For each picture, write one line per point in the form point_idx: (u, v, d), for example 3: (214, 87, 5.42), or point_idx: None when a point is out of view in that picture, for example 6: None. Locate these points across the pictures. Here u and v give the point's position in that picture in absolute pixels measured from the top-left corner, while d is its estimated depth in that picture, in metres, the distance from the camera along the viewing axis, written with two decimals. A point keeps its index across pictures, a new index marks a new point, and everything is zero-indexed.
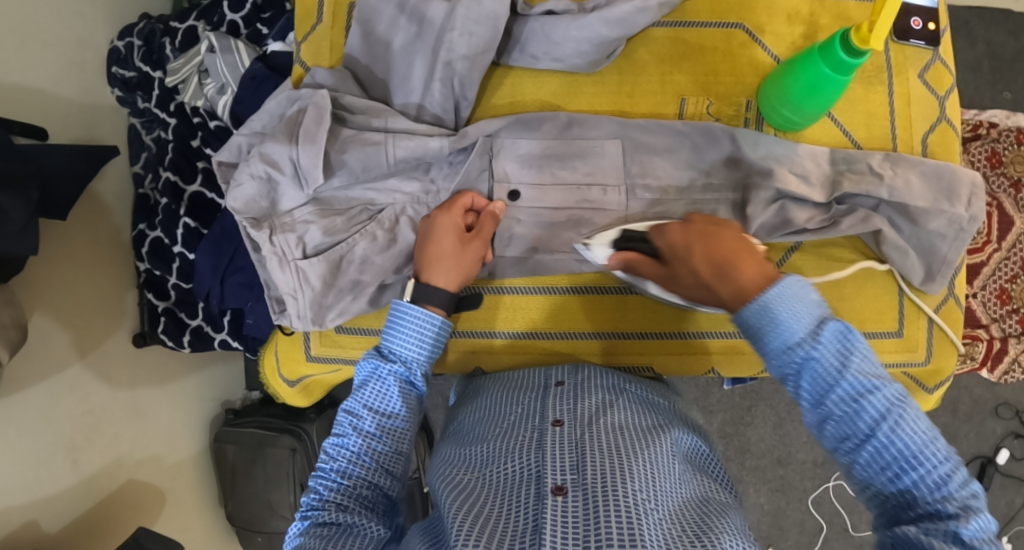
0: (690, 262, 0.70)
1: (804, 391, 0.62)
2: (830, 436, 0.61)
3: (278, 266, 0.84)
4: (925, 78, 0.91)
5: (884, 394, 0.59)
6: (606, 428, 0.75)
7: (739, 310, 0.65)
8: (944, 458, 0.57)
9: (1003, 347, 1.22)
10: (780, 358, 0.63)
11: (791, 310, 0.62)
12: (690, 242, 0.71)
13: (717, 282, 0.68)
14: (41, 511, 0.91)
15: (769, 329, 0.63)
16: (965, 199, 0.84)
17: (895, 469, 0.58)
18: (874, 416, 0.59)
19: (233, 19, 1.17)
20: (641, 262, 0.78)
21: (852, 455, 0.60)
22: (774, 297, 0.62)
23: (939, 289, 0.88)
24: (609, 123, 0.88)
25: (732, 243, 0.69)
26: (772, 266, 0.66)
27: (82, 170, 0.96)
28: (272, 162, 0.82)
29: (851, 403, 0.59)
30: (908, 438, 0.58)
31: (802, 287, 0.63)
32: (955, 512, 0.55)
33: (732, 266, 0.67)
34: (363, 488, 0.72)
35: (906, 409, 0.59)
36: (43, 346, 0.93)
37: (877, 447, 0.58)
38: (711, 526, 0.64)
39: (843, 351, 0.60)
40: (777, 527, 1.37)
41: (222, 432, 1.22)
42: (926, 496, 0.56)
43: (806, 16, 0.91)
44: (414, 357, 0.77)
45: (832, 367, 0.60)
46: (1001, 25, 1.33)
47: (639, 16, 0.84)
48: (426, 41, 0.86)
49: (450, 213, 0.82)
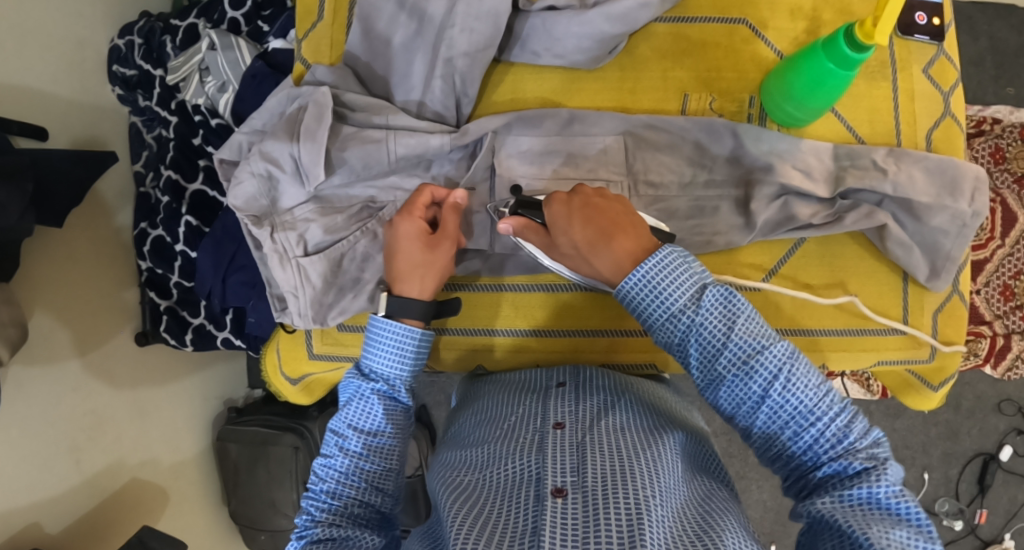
0: (571, 236, 0.70)
1: (692, 357, 0.65)
2: (727, 402, 0.65)
3: (279, 264, 0.83)
4: (929, 74, 0.91)
5: (774, 353, 0.63)
6: (608, 430, 0.74)
7: (618, 284, 0.67)
8: (839, 410, 0.63)
9: (1006, 344, 1.21)
10: (665, 328, 0.66)
11: (670, 282, 0.65)
12: (571, 215, 0.71)
13: (597, 258, 0.69)
14: (43, 513, 0.91)
15: (653, 300, 0.66)
16: (969, 193, 0.84)
17: (793, 427, 0.63)
18: (767, 377, 0.62)
19: (234, 17, 1.17)
20: (530, 229, 0.76)
21: (751, 418, 0.64)
22: (652, 268, 0.65)
23: (945, 285, 0.87)
24: (611, 119, 0.88)
25: (610, 216, 0.70)
26: (646, 237, 0.69)
27: (81, 170, 0.96)
28: (273, 159, 0.82)
29: (741, 366, 0.63)
30: (801, 395, 0.62)
31: (676, 256, 0.66)
32: (859, 467, 0.61)
33: (609, 241, 0.68)
34: (355, 506, 0.72)
35: (797, 366, 0.63)
36: (45, 345, 0.93)
37: (773, 407, 0.63)
38: (712, 526, 0.65)
39: (726, 313, 0.64)
40: (780, 523, 1.37)
41: (225, 430, 1.21)
42: (826, 451, 0.62)
43: (809, 11, 0.91)
44: (396, 375, 0.76)
45: (717, 332, 0.64)
46: (1004, 20, 1.32)
47: (640, 12, 0.83)
48: (426, 38, 0.86)
49: (410, 221, 0.77)
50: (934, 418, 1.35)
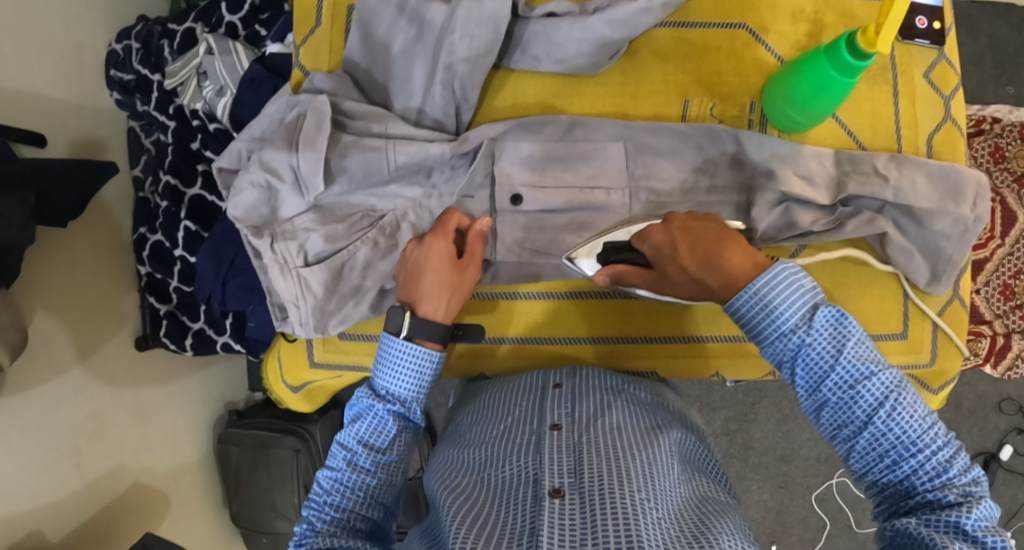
0: (679, 260, 0.70)
1: (800, 379, 0.64)
2: (828, 423, 0.64)
3: (280, 274, 0.83)
4: (929, 78, 0.90)
5: (880, 381, 0.61)
6: (605, 430, 0.75)
7: (730, 300, 0.67)
8: (941, 444, 0.59)
9: (1006, 342, 1.22)
10: (774, 344, 0.65)
11: (783, 299, 0.63)
12: (673, 240, 0.71)
13: (707, 276, 0.69)
14: (44, 520, 0.91)
15: (763, 316, 0.64)
16: (970, 199, 0.83)
17: (892, 456, 0.60)
18: (871, 403, 0.61)
19: (232, 20, 1.16)
20: (630, 271, 0.76)
21: (851, 442, 0.62)
22: (765, 284, 0.64)
23: (945, 289, 0.87)
24: (611, 125, 0.88)
25: (712, 234, 0.70)
26: (755, 253, 0.68)
27: (81, 174, 0.95)
28: (272, 169, 0.82)
29: (847, 390, 0.61)
30: (905, 425, 0.60)
31: (793, 274, 0.64)
32: (954, 499, 0.58)
33: (720, 257, 0.68)
34: (357, 520, 0.72)
35: (903, 395, 0.60)
36: (45, 350, 0.93)
37: (874, 434, 0.61)
38: (708, 526, 0.65)
39: (838, 336, 0.62)
40: (780, 523, 1.37)
41: (226, 433, 1.22)
42: (924, 483, 0.59)
43: (811, 14, 0.90)
44: (411, 396, 0.76)
45: (827, 354, 0.62)
46: (1004, 19, 1.32)
47: (642, 17, 0.82)
48: (427, 44, 0.85)
49: (444, 241, 0.78)
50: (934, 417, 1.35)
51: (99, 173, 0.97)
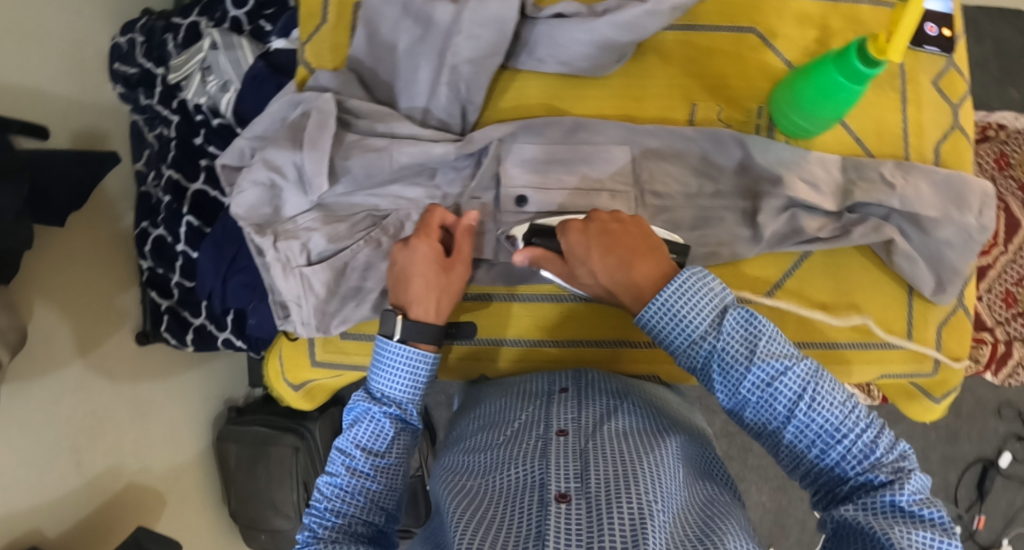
0: (590, 264, 0.70)
1: (716, 379, 0.64)
2: (752, 419, 0.65)
3: (282, 273, 0.82)
4: (938, 85, 0.90)
5: (795, 373, 0.62)
6: (610, 435, 0.74)
7: (638, 312, 0.67)
8: (865, 424, 0.61)
9: (1006, 350, 1.21)
10: (687, 353, 0.66)
11: (690, 307, 0.64)
12: (590, 244, 0.70)
13: (616, 286, 0.70)
14: (43, 517, 0.91)
15: (673, 327, 0.65)
16: (975, 207, 0.83)
17: (821, 445, 0.62)
18: (790, 397, 0.62)
19: (236, 15, 1.15)
20: (546, 259, 0.74)
21: (778, 435, 0.64)
22: (671, 293, 0.65)
23: (950, 300, 0.87)
24: (617, 128, 0.87)
25: (630, 240, 0.70)
26: (666, 262, 0.69)
27: (82, 174, 0.95)
28: (276, 167, 0.82)
29: (765, 388, 0.63)
30: (827, 413, 0.61)
31: (698, 279, 0.65)
32: (886, 479, 0.60)
33: (628, 268, 0.68)
34: (358, 525, 0.72)
35: (821, 383, 0.62)
36: (44, 347, 0.92)
37: (799, 426, 0.62)
38: (714, 528, 0.65)
39: (748, 336, 0.63)
40: (779, 526, 1.37)
41: (225, 430, 1.22)
42: (855, 467, 0.61)
43: (818, 20, 0.90)
44: (406, 398, 0.76)
45: (740, 354, 0.63)
46: (1010, 25, 1.31)
47: (649, 20, 0.80)
48: (431, 45, 0.84)
49: (428, 242, 0.77)
50: (934, 423, 1.35)
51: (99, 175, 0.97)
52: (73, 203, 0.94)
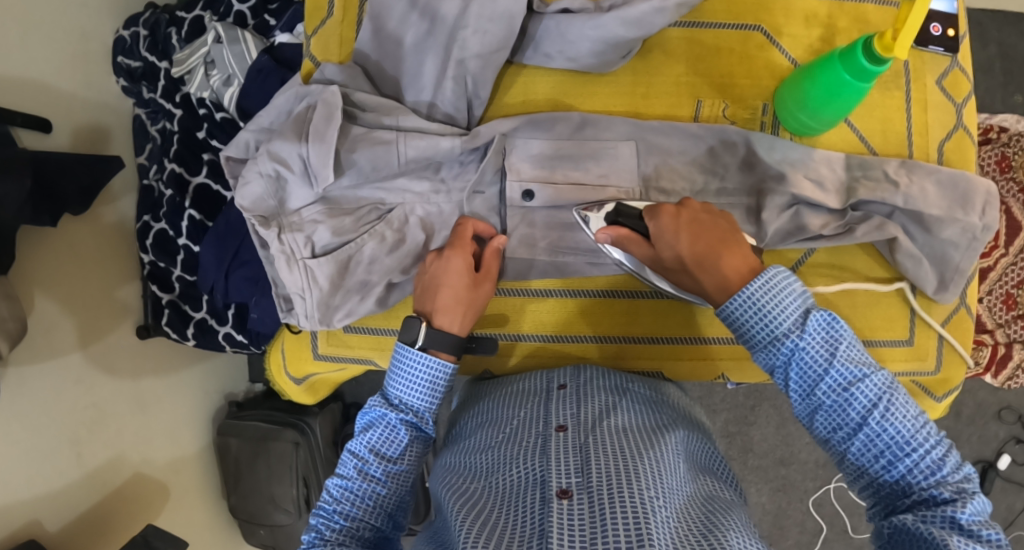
0: (677, 249, 0.70)
1: (793, 382, 0.62)
2: (821, 425, 0.62)
3: (286, 266, 0.82)
4: (942, 85, 0.90)
5: (872, 382, 0.59)
6: (609, 431, 0.74)
7: (722, 303, 0.65)
8: (936, 442, 0.58)
9: (1007, 352, 1.22)
10: (766, 350, 0.63)
11: (776, 304, 0.62)
12: (679, 226, 0.70)
13: (701, 274, 0.68)
14: (42, 510, 0.91)
15: (758, 321, 0.63)
16: (979, 208, 0.83)
17: (889, 456, 0.59)
18: (864, 405, 0.59)
19: (240, 10, 1.16)
20: (630, 239, 0.76)
21: (845, 445, 0.61)
22: (759, 288, 0.62)
23: (952, 298, 0.87)
24: (623, 124, 0.87)
25: (719, 233, 0.69)
26: (755, 259, 0.67)
27: (86, 180, 0.96)
28: (281, 159, 0.81)
29: (841, 392, 0.60)
30: (899, 424, 0.58)
31: (785, 277, 0.62)
32: (949, 496, 0.56)
33: (716, 257, 0.67)
34: (365, 529, 0.72)
35: (896, 395, 0.59)
36: (45, 337, 0.92)
37: (869, 434, 0.59)
38: (715, 524, 0.64)
39: (829, 339, 0.61)
40: (777, 526, 1.37)
41: (226, 424, 1.22)
42: (921, 481, 0.58)
43: (824, 18, 0.90)
44: (424, 406, 0.76)
45: (820, 358, 0.60)
46: (1014, 28, 1.32)
47: (656, 17, 0.80)
48: (438, 39, 0.85)
49: (462, 256, 0.79)
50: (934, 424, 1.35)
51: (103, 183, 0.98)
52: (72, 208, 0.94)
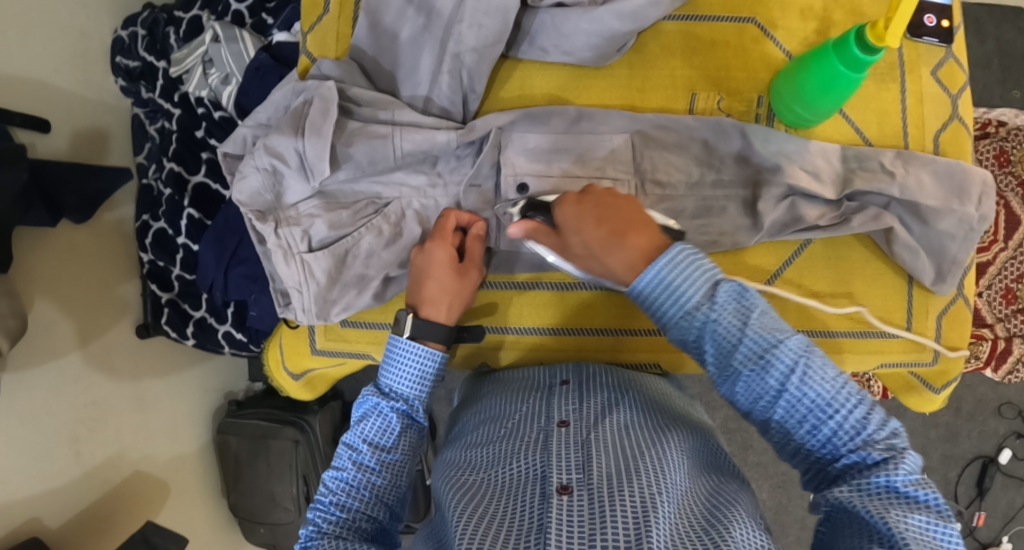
0: (582, 235, 0.70)
1: (709, 353, 0.64)
2: (744, 398, 0.63)
3: (283, 260, 0.83)
4: (937, 76, 0.90)
5: (788, 348, 0.61)
6: (612, 429, 0.74)
7: (632, 284, 0.66)
8: (856, 401, 0.60)
9: (1007, 348, 1.21)
10: (679, 325, 0.65)
11: (683, 279, 0.63)
12: (582, 213, 0.70)
13: (607, 255, 0.68)
14: (42, 507, 0.91)
15: (668, 299, 0.64)
16: (976, 198, 0.83)
17: (812, 421, 0.60)
18: (783, 370, 0.60)
19: (238, 9, 1.17)
20: (540, 231, 0.73)
21: (768, 413, 0.62)
22: (667, 265, 0.64)
23: (949, 290, 0.87)
24: (619, 118, 0.87)
25: (624, 214, 0.69)
26: (660, 237, 0.67)
27: (88, 192, 0.97)
28: (278, 154, 0.81)
29: (758, 360, 0.61)
30: (820, 387, 0.60)
31: (690, 254, 0.64)
32: (879, 457, 0.57)
33: (621, 237, 0.67)
34: (363, 521, 0.71)
35: (813, 358, 0.61)
36: (45, 336, 0.92)
37: (791, 400, 0.61)
38: (720, 520, 0.64)
39: (740, 309, 0.63)
40: (778, 523, 1.37)
41: (225, 423, 1.22)
42: (847, 444, 0.59)
43: (819, 11, 0.90)
44: (415, 395, 0.76)
45: (732, 327, 0.62)
46: (1011, 23, 1.32)
47: (651, 10, 0.82)
48: (435, 33, 0.85)
49: (444, 245, 0.79)
50: (934, 420, 1.35)
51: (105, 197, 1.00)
52: (70, 217, 0.95)
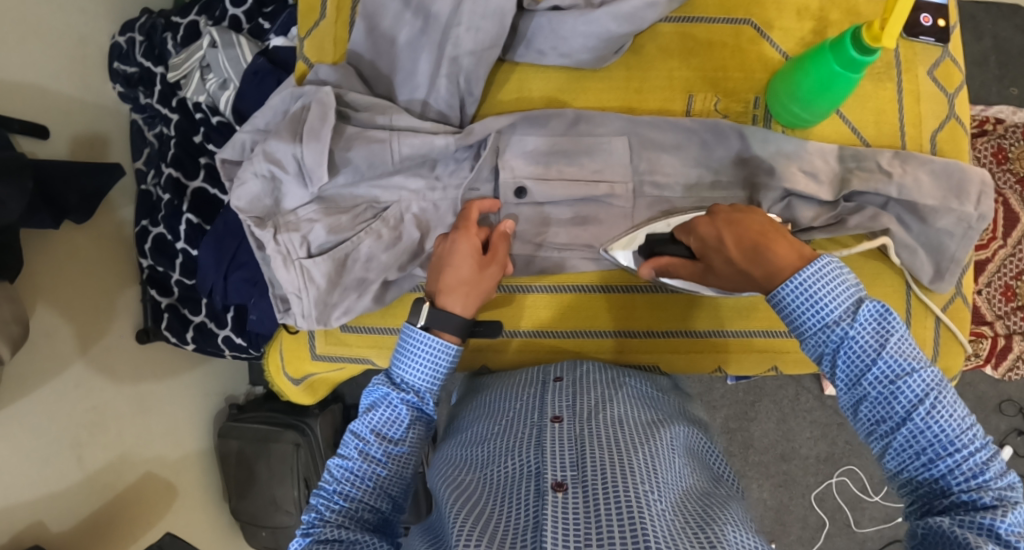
0: (724, 252, 0.69)
1: (840, 372, 0.61)
2: (865, 418, 0.61)
3: (283, 265, 0.83)
4: (934, 75, 0.90)
5: (921, 378, 0.59)
6: (606, 422, 0.74)
7: (773, 289, 0.64)
8: (980, 445, 0.57)
9: (1008, 345, 1.21)
10: (816, 336, 0.62)
11: (829, 290, 0.61)
12: (720, 233, 0.70)
13: (753, 268, 0.66)
14: (45, 512, 0.91)
15: (808, 308, 0.62)
16: (975, 197, 0.83)
17: (929, 455, 0.58)
18: (911, 400, 0.59)
19: (235, 14, 1.17)
20: (677, 263, 0.77)
21: (887, 439, 0.60)
22: (811, 276, 0.62)
23: (948, 288, 0.87)
24: (616, 120, 0.88)
25: (762, 228, 0.68)
26: (805, 247, 0.65)
27: (84, 193, 0.95)
28: (276, 160, 0.82)
29: (888, 384, 0.59)
30: (945, 423, 0.58)
31: (836, 268, 0.62)
32: (989, 502, 0.55)
33: (768, 249, 0.66)
34: (365, 511, 0.72)
35: (945, 394, 0.58)
36: (46, 343, 0.93)
37: (913, 431, 0.58)
38: (711, 518, 0.64)
39: (881, 330, 0.60)
40: (779, 522, 1.36)
41: (226, 427, 1.22)
42: (960, 484, 0.57)
43: (816, 11, 0.90)
44: (426, 387, 0.75)
45: (869, 347, 0.60)
46: (1007, 20, 1.32)
47: (648, 11, 0.82)
48: (432, 36, 0.85)
49: (467, 237, 0.79)
50: None
51: (102, 195, 0.98)
52: (71, 218, 0.95)
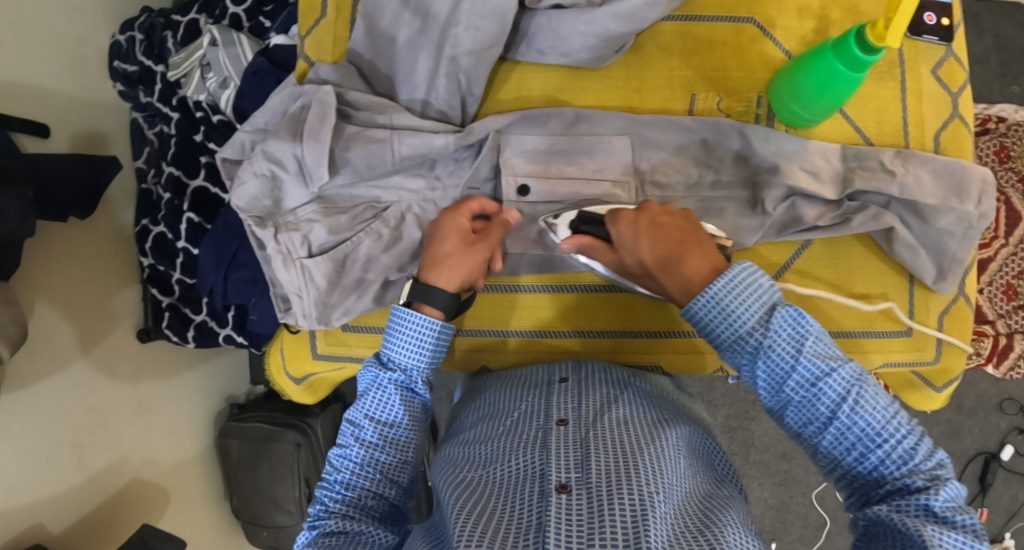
0: (639, 255, 0.71)
1: (760, 379, 0.62)
2: (792, 421, 0.63)
3: (283, 265, 0.83)
4: (937, 75, 0.90)
5: (840, 376, 0.60)
6: (610, 425, 0.74)
7: (686, 306, 0.66)
8: (906, 432, 0.59)
9: (1009, 343, 1.20)
10: (733, 347, 0.64)
11: (739, 300, 0.63)
12: (638, 235, 0.72)
13: (665, 278, 0.69)
14: (46, 513, 0.91)
15: (720, 319, 0.64)
16: (975, 196, 0.83)
17: (860, 449, 0.60)
18: (834, 398, 0.60)
19: (235, 12, 1.16)
20: (598, 248, 0.76)
21: (817, 438, 0.61)
22: (721, 287, 0.63)
23: (951, 288, 0.86)
24: (617, 119, 0.87)
25: (680, 233, 0.70)
26: (716, 257, 0.68)
27: (80, 191, 0.94)
28: (276, 160, 0.82)
29: (809, 388, 0.61)
30: (869, 417, 0.59)
31: (750, 273, 0.63)
32: (922, 485, 0.57)
33: (677, 262, 0.68)
34: (369, 498, 0.72)
35: (865, 387, 0.60)
36: (46, 343, 0.92)
37: (839, 428, 0.60)
38: (714, 519, 0.64)
39: (795, 336, 0.61)
40: (780, 521, 1.36)
41: (226, 427, 1.22)
42: (893, 471, 0.58)
43: (817, 10, 0.90)
44: (414, 365, 0.74)
45: (787, 355, 0.61)
46: (1009, 17, 1.31)
47: (648, 11, 0.81)
48: (431, 36, 0.85)
49: (456, 217, 0.79)
50: (936, 416, 1.35)
51: (100, 190, 0.97)
52: (73, 215, 0.95)
